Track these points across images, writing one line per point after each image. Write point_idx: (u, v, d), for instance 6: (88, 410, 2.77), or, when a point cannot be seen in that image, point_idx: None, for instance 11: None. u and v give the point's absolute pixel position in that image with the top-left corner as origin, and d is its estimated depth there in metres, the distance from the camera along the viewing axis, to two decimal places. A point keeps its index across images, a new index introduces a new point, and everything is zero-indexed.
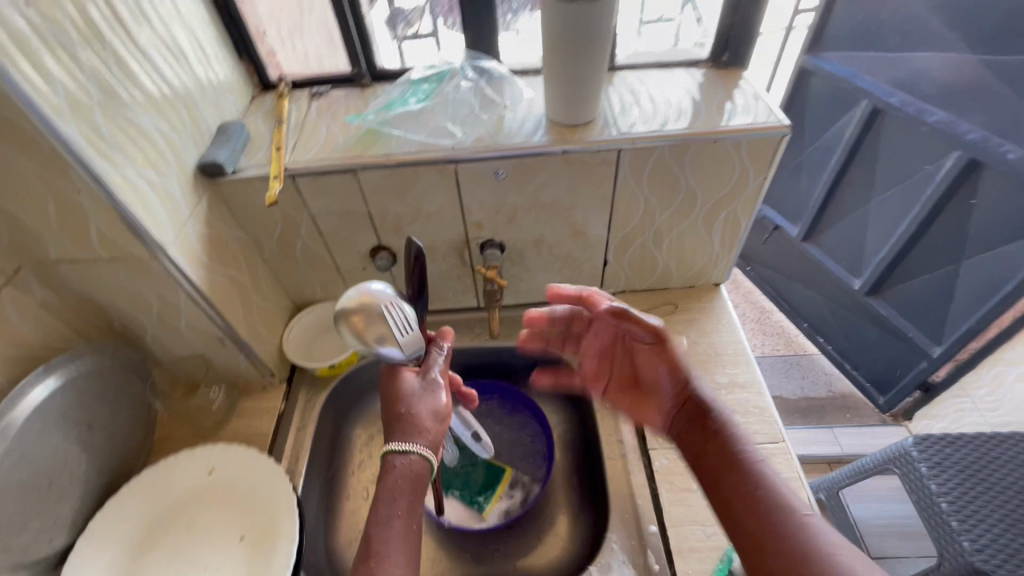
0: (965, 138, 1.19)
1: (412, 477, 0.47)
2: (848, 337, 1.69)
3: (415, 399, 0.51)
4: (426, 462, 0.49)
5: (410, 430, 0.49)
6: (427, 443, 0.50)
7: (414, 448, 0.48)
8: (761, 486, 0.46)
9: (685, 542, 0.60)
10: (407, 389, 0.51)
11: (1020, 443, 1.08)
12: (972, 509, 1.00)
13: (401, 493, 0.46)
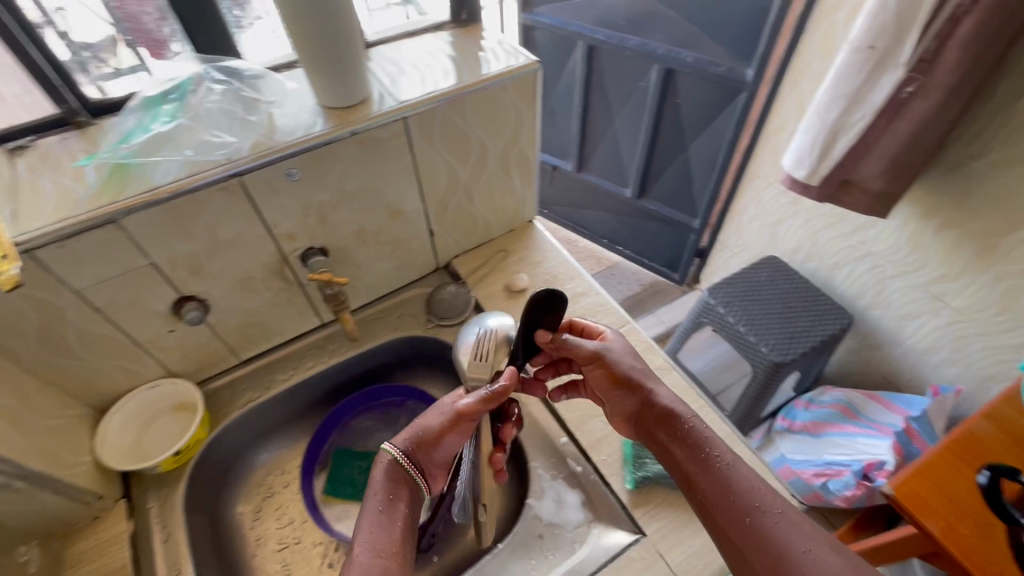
0: (657, 54, 1.48)
1: (390, 480, 0.52)
2: (638, 236, 2.03)
3: (438, 408, 0.55)
4: (410, 474, 0.53)
5: (409, 433, 0.55)
6: (417, 451, 0.54)
7: (395, 451, 0.53)
8: (767, 512, 0.46)
9: (593, 436, 0.68)
10: (449, 399, 0.56)
11: (766, 265, 1.45)
12: (760, 325, 1.31)
13: (377, 486, 0.52)
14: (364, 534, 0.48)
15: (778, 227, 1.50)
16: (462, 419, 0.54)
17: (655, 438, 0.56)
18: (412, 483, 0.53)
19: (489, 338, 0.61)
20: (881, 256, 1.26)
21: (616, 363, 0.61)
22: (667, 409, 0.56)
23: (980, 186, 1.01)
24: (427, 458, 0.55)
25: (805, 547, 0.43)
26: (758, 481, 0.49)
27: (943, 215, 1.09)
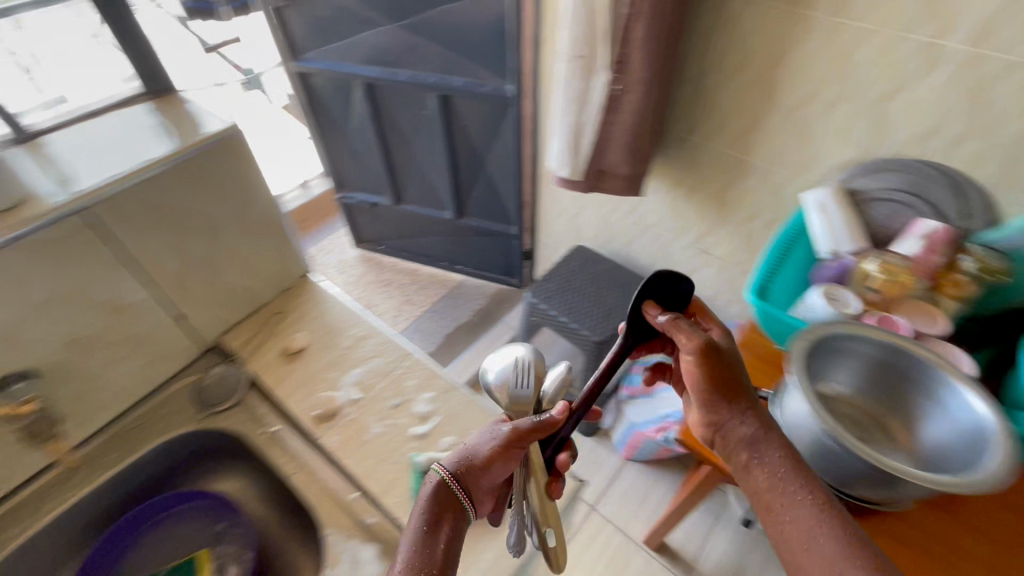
0: (431, 82, 1.53)
1: (435, 496, 0.60)
2: (472, 251, 2.09)
3: (487, 436, 0.65)
4: (457, 498, 0.61)
5: (456, 454, 0.65)
6: (463, 473, 0.62)
7: (450, 475, 0.62)
8: (850, 544, 0.53)
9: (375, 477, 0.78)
10: (495, 420, 0.69)
11: (578, 255, 1.60)
12: (581, 312, 1.44)
13: (422, 504, 0.59)
14: (413, 530, 0.57)
15: (579, 218, 1.65)
16: (507, 448, 0.64)
17: (731, 452, 0.65)
18: (451, 500, 0.60)
19: (512, 373, 0.76)
20: (656, 227, 1.44)
21: (718, 370, 0.66)
22: (732, 419, 0.65)
23: (699, 157, 1.21)
24: (475, 483, 0.63)
25: (816, 539, 0.54)
26: (817, 496, 0.57)
27: (684, 185, 1.28)
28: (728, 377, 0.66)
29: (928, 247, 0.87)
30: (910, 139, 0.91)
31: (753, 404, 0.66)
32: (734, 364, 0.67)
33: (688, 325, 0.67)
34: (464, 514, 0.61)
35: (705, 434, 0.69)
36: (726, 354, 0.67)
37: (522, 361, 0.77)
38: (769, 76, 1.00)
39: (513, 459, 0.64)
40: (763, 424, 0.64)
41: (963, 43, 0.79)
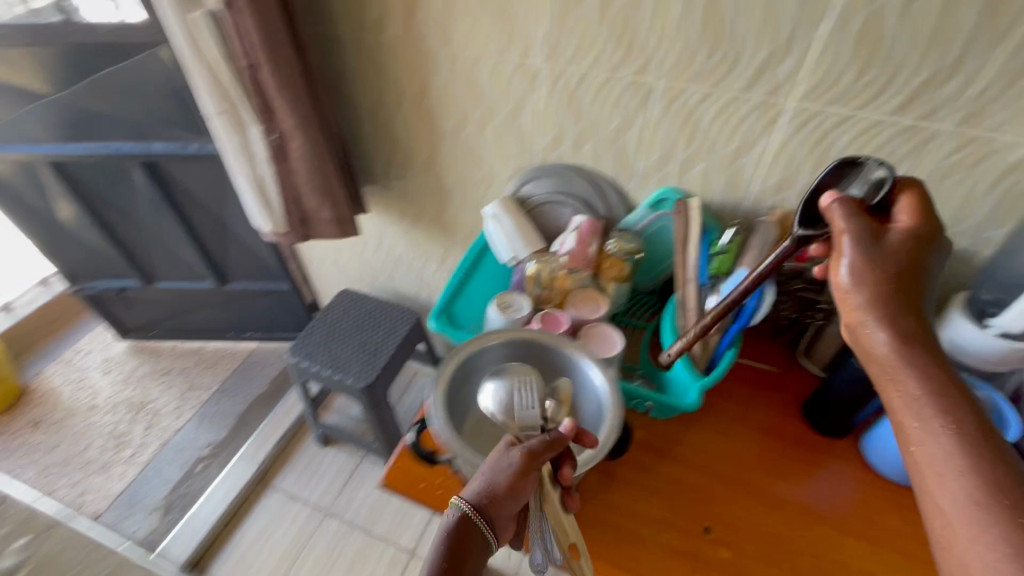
0: (125, 151, 1.39)
1: (450, 534, 0.59)
2: (255, 316, 1.92)
3: (492, 472, 0.61)
4: (475, 525, 0.60)
5: (477, 483, 0.62)
6: (485, 505, 0.61)
7: (468, 505, 0.60)
8: (941, 473, 0.47)
9: None
10: (503, 450, 0.62)
11: (336, 300, 1.54)
12: (343, 361, 1.39)
13: (435, 546, 0.59)
14: (428, 569, 0.57)
15: (339, 263, 1.59)
16: (520, 477, 0.60)
17: (870, 365, 0.54)
18: (467, 537, 0.59)
19: (511, 404, 0.66)
20: (405, 257, 1.44)
21: (880, 266, 0.54)
22: (878, 326, 0.53)
23: (407, 185, 1.23)
24: (496, 512, 0.61)
25: (943, 468, 0.46)
26: (939, 411, 0.48)
27: (407, 214, 1.30)
28: (893, 267, 0.55)
29: (578, 241, 0.98)
30: (547, 145, 0.99)
31: (903, 301, 0.54)
32: (913, 260, 0.56)
33: (850, 220, 0.56)
34: (482, 542, 0.60)
35: (884, 347, 0.52)
36: (908, 244, 0.56)
37: (511, 389, 0.67)
38: (423, 105, 1.04)
39: (515, 499, 0.60)
40: (904, 325, 0.53)
41: (543, 59, 0.87)
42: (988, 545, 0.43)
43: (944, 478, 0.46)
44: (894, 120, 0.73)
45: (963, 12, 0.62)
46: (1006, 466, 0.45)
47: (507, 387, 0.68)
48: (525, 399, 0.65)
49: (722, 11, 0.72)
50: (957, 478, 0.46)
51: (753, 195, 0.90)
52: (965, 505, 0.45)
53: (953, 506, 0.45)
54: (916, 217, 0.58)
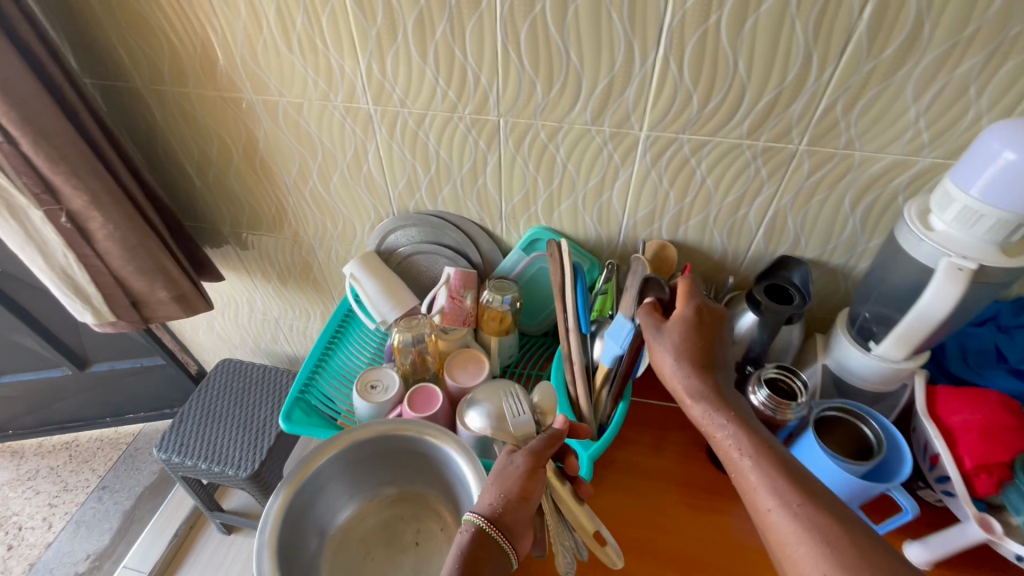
0: None
1: (469, 547, 0.54)
2: (133, 396, 1.68)
3: (500, 478, 0.60)
4: (493, 539, 0.55)
5: (490, 494, 0.59)
6: (504, 515, 0.57)
7: (485, 519, 0.56)
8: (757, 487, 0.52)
9: None
10: (506, 454, 0.63)
11: (211, 377, 1.35)
12: (222, 448, 1.21)
13: (452, 559, 0.53)
14: None
15: (215, 330, 1.41)
16: (530, 475, 0.60)
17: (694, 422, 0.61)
18: (484, 552, 0.54)
19: (506, 404, 0.73)
20: (285, 318, 1.28)
21: (686, 350, 0.62)
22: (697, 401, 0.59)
23: (264, 245, 1.08)
24: (514, 523, 0.57)
25: (765, 502, 0.51)
26: (742, 440, 0.55)
27: (273, 274, 1.15)
28: (698, 349, 0.62)
29: (451, 297, 0.87)
30: (402, 194, 0.88)
31: (712, 374, 0.61)
32: (714, 337, 0.63)
33: (655, 325, 0.64)
34: (501, 556, 0.55)
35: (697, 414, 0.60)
36: (706, 327, 0.64)
37: (510, 393, 0.74)
38: (255, 158, 0.90)
39: (529, 505, 0.59)
40: (708, 392, 0.60)
41: (371, 102, 0.76)
42: (814, 564, 0.46)
43: (771, 510, 0.51)
44: (747, 144, 0.67)
45: (794, 28, 0.57)
46: (813, 489, 0.51)
47: (495, 402, 0.74)
48: (515, 404, 0.72)
49: (548, 40, 0.63)
50: (775, 508, 0.50)
51: (628, 228, 0.83)
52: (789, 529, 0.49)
53: (780, 533, 0.49)
54: (692, 300, 0.64)
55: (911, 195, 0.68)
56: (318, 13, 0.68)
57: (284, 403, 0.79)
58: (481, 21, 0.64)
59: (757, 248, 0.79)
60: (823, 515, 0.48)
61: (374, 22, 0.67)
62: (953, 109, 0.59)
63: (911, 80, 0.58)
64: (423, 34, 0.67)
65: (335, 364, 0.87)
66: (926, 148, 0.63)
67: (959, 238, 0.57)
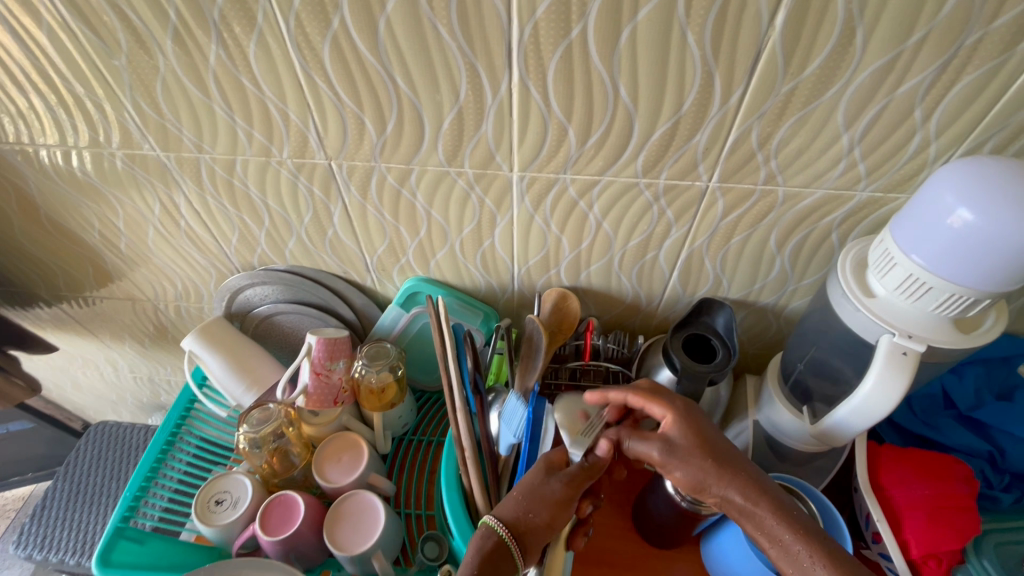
0: None
1: (481, 559, 0.45)
2: (7, 461, 1.41)
3: (534, 491, 0.49)
4: (510, 551, 0.47)
5: (511, 497, 0.49)
6: (524, 530, 0.47)
7: (501, 526, 0.47)
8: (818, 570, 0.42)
9: None
10: (545, 472, 0.50)
11: (78, 449, 1.16)
12: (97, 537, 1.04)
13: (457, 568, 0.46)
14: None
15: (85, 390, 1.18)
16: (564, 501, 0.49)
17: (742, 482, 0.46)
18: (497, 567, 0.46)
19: (593, 419, 0.54)
20: (158, 375, 1.07)
21: (692, 456, 0.46)
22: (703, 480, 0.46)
23: (99, 306, 0.87)
24: (533, 541, 0.48)
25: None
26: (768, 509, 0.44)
27: (124, 335, 0.94)
28: (703, 446, 0.46)
29: (315, 372, 0.69)
30: (239, 250, 0.70)
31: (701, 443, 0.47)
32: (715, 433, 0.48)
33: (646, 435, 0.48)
34: (511, 573, 0.46)
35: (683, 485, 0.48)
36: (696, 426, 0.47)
37: (596, 412, 0.54)
38: (41, 218, 0.70)
39: (553, 527, 0.49)
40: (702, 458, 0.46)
41: (158, 148, 0.57)
42: None
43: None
44: (646, 182, 0.52)
45: (685, 41, 0.41)
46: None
47: (567, 414, 0.54)
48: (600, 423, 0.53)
49: (362, 65, 0.46)
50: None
51: (521, 274, 0.67)
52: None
53: None
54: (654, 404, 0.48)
55: (847, 231, 0.55)
56: (35, 36, 0.49)
57: (103, 539, 0.63)
58: (263, 39, 0.45)
59: (674, 291, 0.65)
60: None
61: (119, 46, 0.48)
62: (894, 135, 0.45)
63: (840, 103, 0.44)
64: (192, 61, 0.48)
65: (193, 441, 0.75)
66: (862, 181, 0.49)
67: (902, 310, 0.45)
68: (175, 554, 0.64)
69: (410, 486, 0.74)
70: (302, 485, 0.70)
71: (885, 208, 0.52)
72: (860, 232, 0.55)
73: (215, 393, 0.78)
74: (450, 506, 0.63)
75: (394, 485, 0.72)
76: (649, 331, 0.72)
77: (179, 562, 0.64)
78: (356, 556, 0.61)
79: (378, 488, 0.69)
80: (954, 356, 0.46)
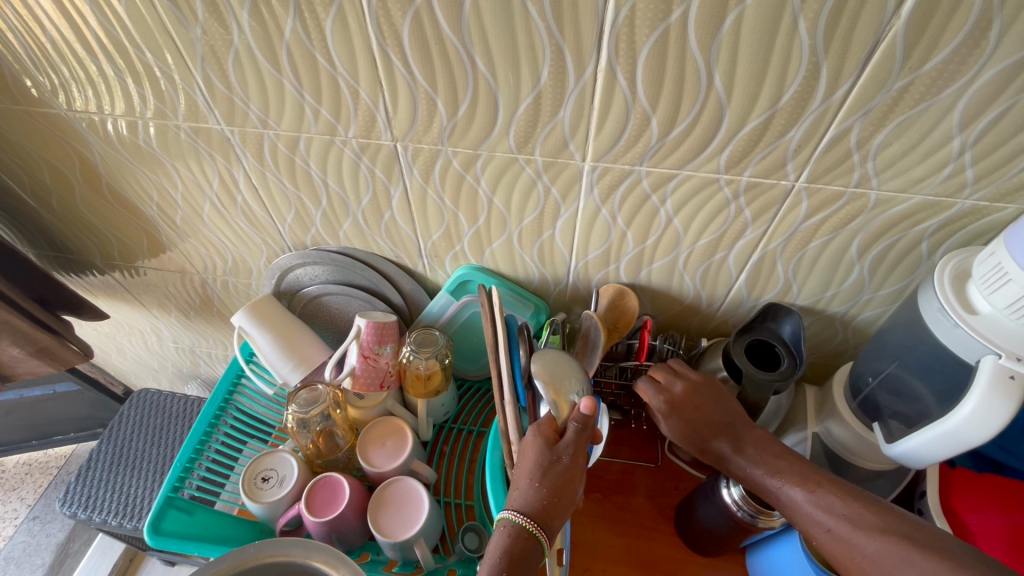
0: None
1: (508, 548, 0.48)
2: (53, 419, 1.46)
3: (543, 473, 0.50)
4: (535, 537, 0.49)
5: (527, 485, 0.50)
6: (541, 515, 0.50)
7: (524, 518, 0.49)
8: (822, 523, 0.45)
9: None
10: (545, 448, 0.51)
11: (122, 414, 1.19)
12: (138, 501, 1.06)
13: (488, 559, 0.48)
14: None
15: (128, 357, 1.21)
16: (572, 469, 0.51)
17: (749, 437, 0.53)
18: (529, 553, 0.48)
19: (571, 393, 0.55)
20: (200, 346, 1.09)
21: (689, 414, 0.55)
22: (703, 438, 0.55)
23: (149, 276, 0.88)
24: (558, 519, 0.51)
25: (827, 527, 0.45)
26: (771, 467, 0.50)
27: (170, 305, 0.95)
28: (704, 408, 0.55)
29: (363, 356, 0.69)
30: (293, 228, 0.70)
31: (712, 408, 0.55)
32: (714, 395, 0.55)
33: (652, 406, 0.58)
34: (539, 555, 0.49)
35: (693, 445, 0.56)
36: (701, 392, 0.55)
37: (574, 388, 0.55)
38: (101, 186, 0.71)
39: (570, 499, 0.51)
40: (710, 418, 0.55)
41: (222, 121, 0.56)
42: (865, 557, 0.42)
43: (851, 546, 0.43)
44: (727, 179, 0.49)
45: (795, 28, 0.38)
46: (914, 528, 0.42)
47: (555, 378, 0.55)
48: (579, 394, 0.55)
49: (442, 43, 0.44)
50: (840, 531, 0.44)
51: (577, 267, 0.65)
52: (856, 550, 0.43)
53: (847, 551, 0.43)
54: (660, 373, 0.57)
55: (939, 242, 0.51)
56: (111, 3, 0.48)
57: (153, 506, 0.64)
58: (342, 13, 0.44)
59: (738, 294, 0.63)
60: (893, 533, 0.42)
61: (195, 17, 0.47)
62: (1014, 139, 0.42)
63: (959, 102, 0.40)
64: (267, 35, 0.47)
65: (238, 417, 0.76)
66: (967, 188, 0.46)
67: (1011, 330, 0.41)
68: (219, 527, 0.65)
69: (449, 475, 0.73)
70: (345, 467, 0.70)
71: (987, 219, 0.48)
72: (952, 244, 0.51)
73: (261, 369, 0.78)
74: (496, 501, 0.61)
75: (434, 472, 0.71)
76: (704, 333, 0.70)
77: (230, 537, 0.65)
78: (398, 542, 0.61)
79: (420, 475, 0.68)
80: None
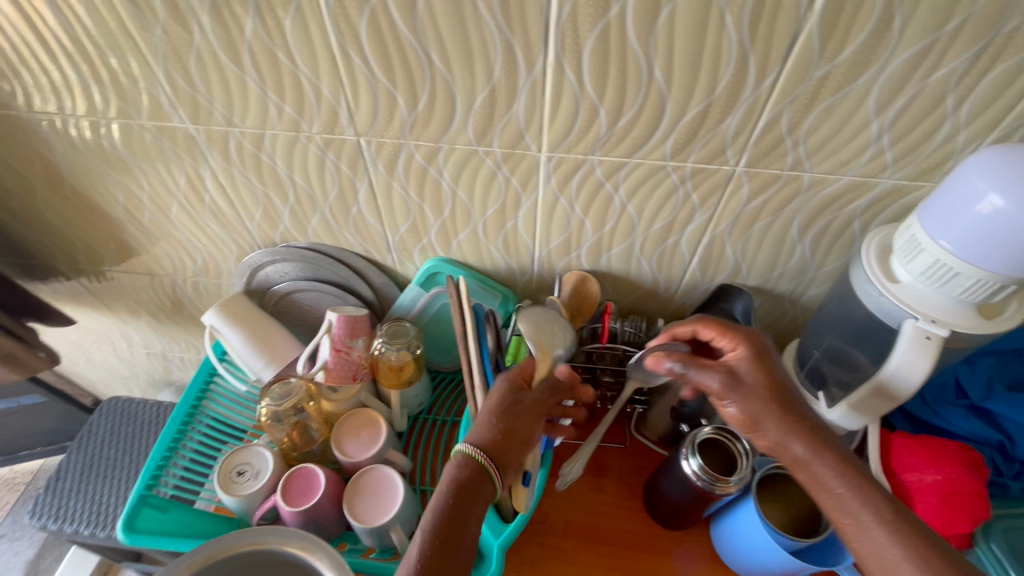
0: None
1: (457, 480, 0.49)
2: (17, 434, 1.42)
3: (503, 409, 0.52)
4: (486, 472, 0.50)
5: (485, 421, 0.52)
6: (496, 449, 0.51)
7: (477, 450, 0.50)
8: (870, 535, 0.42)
9: None
10: (509, 389, 0.53)
11: (90, 424, 1.17)
12: (110, 510, 1.05)
13: (440, 490, 0.49)
14: (431, 514, 0.47)
15: (96, 365, 1.19)
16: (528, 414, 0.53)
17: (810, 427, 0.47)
18: (473, 487, 0.49)
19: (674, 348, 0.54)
20: (171, 352, 1.08)
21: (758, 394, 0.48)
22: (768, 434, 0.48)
23: (116, 280, 0.88)
24: (508, 460, 0.51)
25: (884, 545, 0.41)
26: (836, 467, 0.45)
27: (139, 309, 0.94)
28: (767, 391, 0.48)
29: (335, 349, 0.70)
30: (261, 226, 0.71)
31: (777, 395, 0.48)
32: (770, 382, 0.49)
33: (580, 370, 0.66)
34: (490, 490, 0.50)
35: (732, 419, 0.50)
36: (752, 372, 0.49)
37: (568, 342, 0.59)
38: (65, 188, 0.70)
39: (523, 441, 0.52)
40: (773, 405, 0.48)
41: (187, 120, 0.57)
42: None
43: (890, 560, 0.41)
44: (674, 165, 0.53)
45: (722, 22, 0.41)
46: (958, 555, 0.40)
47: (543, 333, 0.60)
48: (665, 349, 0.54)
49: (399, 41, 0.46)
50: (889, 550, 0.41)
51: (541, 255, 0.67)
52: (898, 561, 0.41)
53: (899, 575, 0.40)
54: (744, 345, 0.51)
55: (869, 220, 0.55)
56: (72, 5, 0.49)
57: (127, 504, 0.64)
58: (302, 13, 0.46)
59: (693, 277, 0.66)
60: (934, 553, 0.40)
61: (156, 17, 0.48)
62: (924, 122, 0.46)
63: (873, 89, 0.44)
64: (228, 34, 0.48)
65: (212, 415, 0.76)
66: (888, 169, 0.50)
67: (926, 294, 0.46)
68: (195, 523, 0.66)
69: (424, 463, 0.75)
70: (320, 459, 0.71)
71: (908, 196, 0.52)
72: (882, 221, 0.55)
73: (233, 367, 0.79)
74: None
75: (410, 461, 0.73)
76: (665, 316, 0.73)
77: (198, 531, 0.66)
78: (374, 528, 0.62)
79: (395, 463, 0.69)
80: (974, 340, 0.47)
